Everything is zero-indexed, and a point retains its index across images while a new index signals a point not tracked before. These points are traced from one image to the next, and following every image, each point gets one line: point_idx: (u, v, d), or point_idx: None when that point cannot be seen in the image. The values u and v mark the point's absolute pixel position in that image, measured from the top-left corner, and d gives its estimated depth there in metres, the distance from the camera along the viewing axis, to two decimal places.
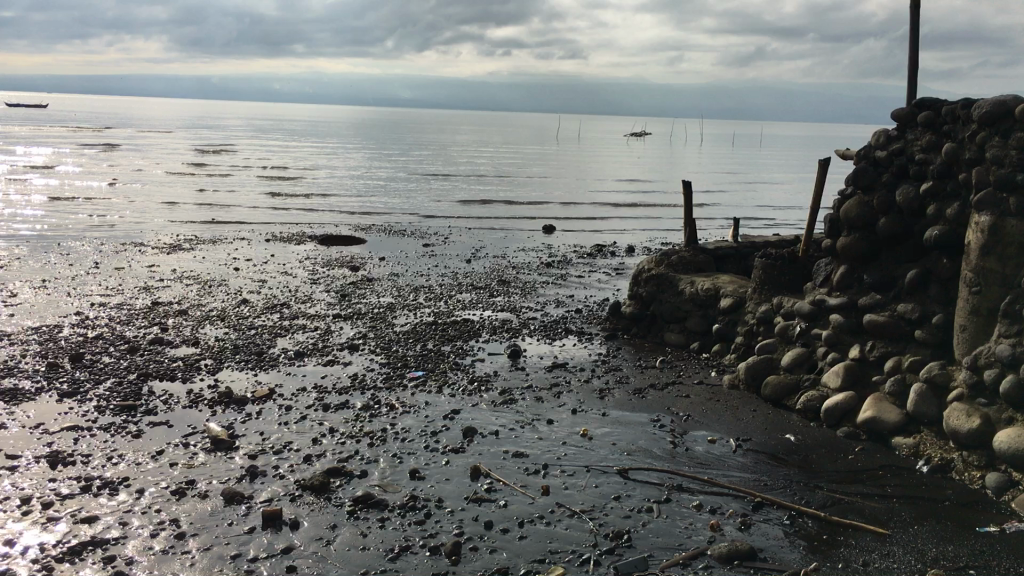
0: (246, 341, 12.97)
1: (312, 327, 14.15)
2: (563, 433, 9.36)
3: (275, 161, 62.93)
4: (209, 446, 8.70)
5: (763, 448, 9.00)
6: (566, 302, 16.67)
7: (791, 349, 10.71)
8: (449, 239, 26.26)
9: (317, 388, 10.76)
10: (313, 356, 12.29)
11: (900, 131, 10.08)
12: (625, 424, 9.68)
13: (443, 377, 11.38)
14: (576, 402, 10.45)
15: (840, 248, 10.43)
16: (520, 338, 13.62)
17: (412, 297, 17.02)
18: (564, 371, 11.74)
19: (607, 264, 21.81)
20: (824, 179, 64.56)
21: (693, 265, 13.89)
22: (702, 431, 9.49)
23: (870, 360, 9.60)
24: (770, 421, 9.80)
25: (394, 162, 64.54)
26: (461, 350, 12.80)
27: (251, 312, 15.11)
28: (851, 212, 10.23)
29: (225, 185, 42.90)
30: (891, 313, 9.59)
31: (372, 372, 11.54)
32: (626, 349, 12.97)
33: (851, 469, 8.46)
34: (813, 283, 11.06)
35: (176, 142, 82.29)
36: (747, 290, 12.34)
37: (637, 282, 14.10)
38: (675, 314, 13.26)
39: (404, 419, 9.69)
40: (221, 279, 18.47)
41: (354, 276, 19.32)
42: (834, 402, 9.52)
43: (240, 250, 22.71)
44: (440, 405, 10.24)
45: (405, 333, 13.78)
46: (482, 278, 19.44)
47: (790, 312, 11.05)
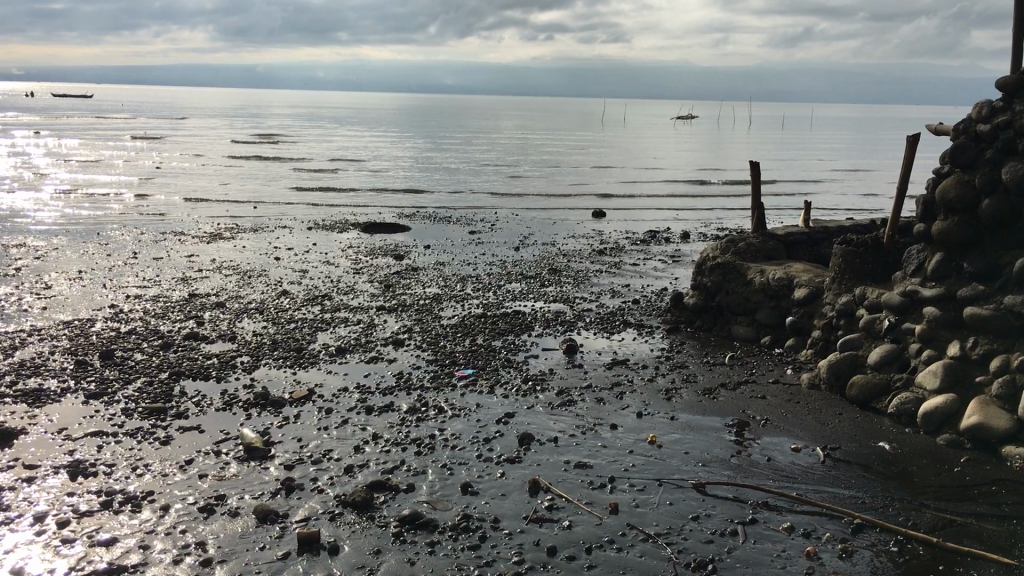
0: (285, 336, 12.29)
1: (354, 320, 13.40)
2: (629, 440, 8.47)
3: (319, 149, 62.58)
4: (243, 455, 7.99)
5: (855, 458, 8.04)
6: (622, 292, 15.73)
7: (880, 345, 9.70)
8: (497, 226, 25.43)
9: (360, 388, 10.00)
10: (355, 353, 11.54)
11: (1006, 102, 9.00)
12: (696, 430, 8.77)
13: (495, 376, 10.55)
14: (640, 404, 9.56)
15: (935, 233, 9.37)
16: (576, 332, 12.75)
17: (458, 287, 16.22)
18: (625, 369, 10.85)
19: (662, 251, 20.81)
20: (880, 161, 62.53)
21: (762, 253, 12.90)
22: (784, 438, 8.55)
23: (974, 358, 8.55)
24: (858, 426, 8.83)
25: (438, 149, 63.86)
26: (513, 345, 11.95)
27: (291, 304, 14.43)
28: (949, 192, 9.18)
29: (269, 173, 42.51)
30: (997, 306, 8.54)
31: (418, 370, 10.76)
32: (690, 345, 12.04)
33: (959, 483, 7.46)
34: (903, 272, 10.01)
35: (222, 131, 82.12)
36: (826, 279, 11.33)
37: (701, 271, 13.15)
38: (743, 305, 12.30)
39: (454, 424, 8.89)
40: (261, 269, 17.82)
41: (398, 265, 18.61)
42: (934, 405, 8.50)
43: (282, 239, 22.14)
44: (492, 407, 9.42)
45: (452, 327, 12.98)
46: (531, 266, 18.60)
47: (876, 304, 10.04)
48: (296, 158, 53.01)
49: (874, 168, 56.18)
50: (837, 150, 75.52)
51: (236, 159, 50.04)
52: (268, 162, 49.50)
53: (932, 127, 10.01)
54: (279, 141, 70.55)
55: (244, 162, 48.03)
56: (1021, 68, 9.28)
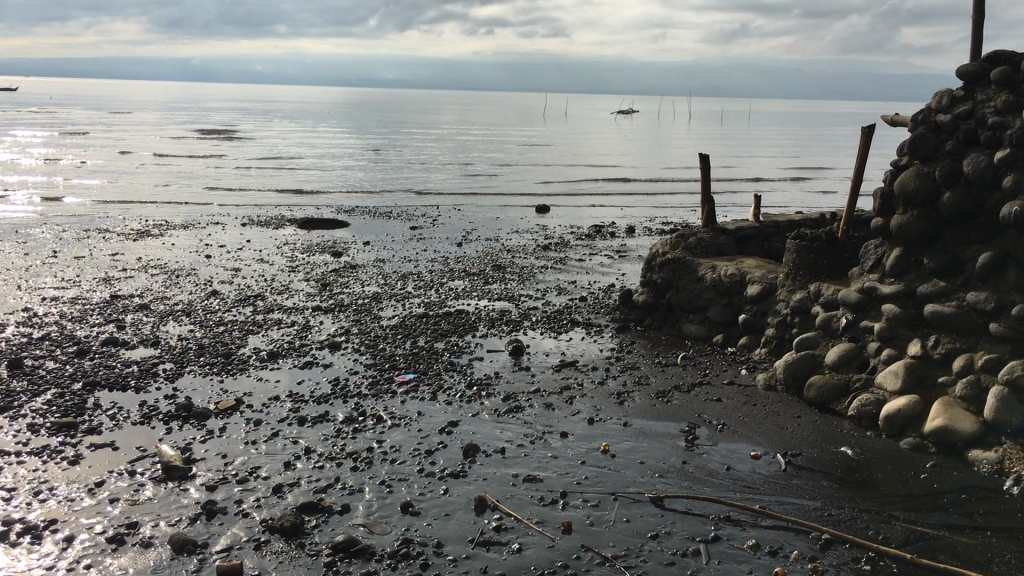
0: (212, 340, 11.53)
1: (288, 322, 12.68)
2: (580, 450, 7.96)
3: (257, 143, 61.08)
4: (160, 476, 7.31)
5: (816, 465, 7.65)
6: (568, 289, 15.24)
7: (837, 344, 9.34)
8: (438, 221, 24.80)
9: (293, 397, 9.33)
10: (289, 357, 10.85)
11: (966, 91, 8.68)
12: (650, 437, 8.30)
13: (437, 381, 9.97)
14: (591, 409, 9.06)
15: (894, 228, 9.02)
16: (522, 332, 12.22)
17: (398, 286, 15.57)
18: (574, 371, 10.35)
19: (607, 246, 20.42)
20: (818, 156, 63.15)
21: (713, 248, 12.50)
22: (742, 444, 8.13)
23: (936, 358, 8.21)
24: (818, 429, 8.45)
25: (380, 143, 62.85)
26: (456, 347, 11.37)
27: (220, 306, 13.64)
28: (908, 184, 8.85)
29: (204, 168, 41.27)
30: (960, 303, 8.21)
31: (356, 375, 10.12)
32: (641, 344, 11.59)
33: (927, 491, 7.09)
34: (859, 267, 9.66)
35: (158, 125, 79.96)
36: (779, 275, 10.97)
37: (651, 267, 12.72)
38: (694, 302, 11.90)
39: (393, 435, 8.29)
40: (190, 268, 16.97)
41: (335, 262, 17.90)
42: (895, 407, 8.15)
43: (214, 236, 21.23)
44: (435, 415, 8.83)
45: (392, 328, 12.35)
46: (474, 263, 18.05)
47: (833, 301, 9.68)
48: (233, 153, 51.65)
49: (812, 163, 56.73)
50: (776, 144, 76.27)
51: (169, 154, 48.56)
52: (204, 156, 48.14)
53: (888, 117, 9.66)
54: (216, 135, 68.82)
55: (179, 157, 46.64)
56: (981, 57, 8.97)
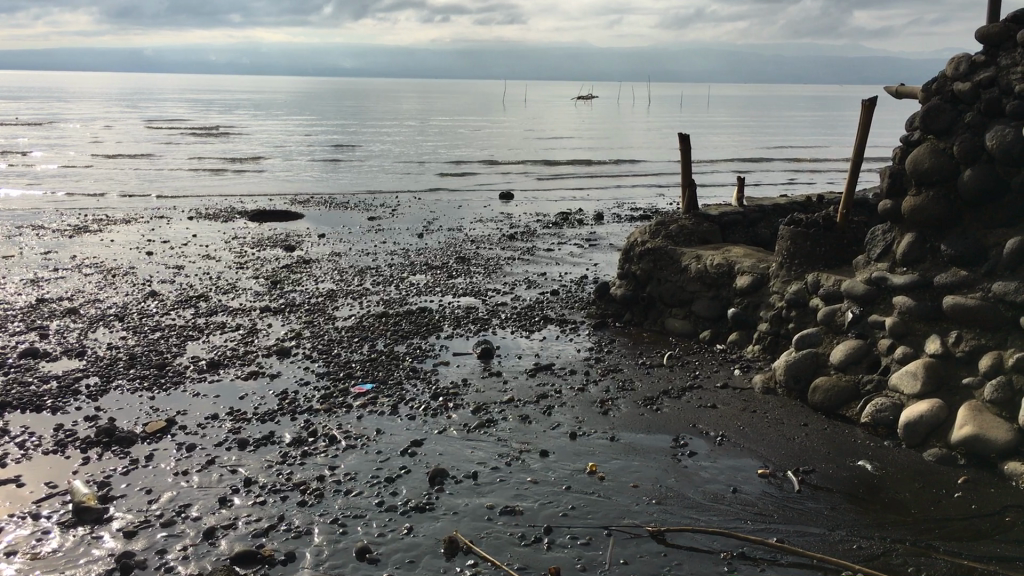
0: (145, 349, 10.34)
1: (233, 326, 11.51)
2: (563, 472, 6.94)
3: (213, 136, 59.27)
4: (71, 520, 6.18)
5: (833, 484, 6.70)
6: (538, 282, 14.22)
7: (843, 342, 8.39)
8: (397, 211, 23.69)
9: (234, 415, 8.20)
10: (231, 367, 9.69)
11: (986, 55, 7.72)
12: (641, 453, 7.31)
13: (398, 391, 8.89)
14: (573, 422, 8.04)
15: (905, 211, 8.08)
16: (490, 332, 11.17)
17: (355, 282, 14.43)
18: (550, 376, 9.34)
19: (576, 234, 19.45)
20: (780, 140, 62.76)
21: (696, 235, 11.51)
22: (746, 459, 7.15)
23: (960, 357, 7.30)
24: (830, 439, 7.51)
25: (338, 134, 61.37)
26: (419, 351, 10.29)
27: (158, 309, 12.42)
28: (921, 161, 7.91)
29: (154, 162, 39.71)
30: (985, 294, 7.29)
31: (306, 387, 9.01)
32: (621, 343, 10.60)
33: (964, 513, 6.17)
34: (865, 256, 8.72)
35: (109, 118, 77.52)
36: (771, 265, 10.03)
37: (629, 258, 11.74)
38: (678, 295, 10.93)
39: (347, 459, 7.21)
40: (129, 266, 15.69)
41: (287, 257, 16.71)
42: (917, 414, 7.22)
43: (157, 231, 19.89)
44: (396, 434, 7.75)
45: (347, 330, 11.23)
46: (436, 255, 16.96)
47: (835, 294, 8.74)
48: (185, 146, 49.95)
49: (774, 146, 56.29)
50: (738, 128, 75.83)
51: (115, 148, 46.69)
52: (155, 151, 46.40)
53: (893, 89, 8.72)
54: (168, 128, 66.82)
55: (129, 152, 44.87)
56: (999, 19, 8.04)
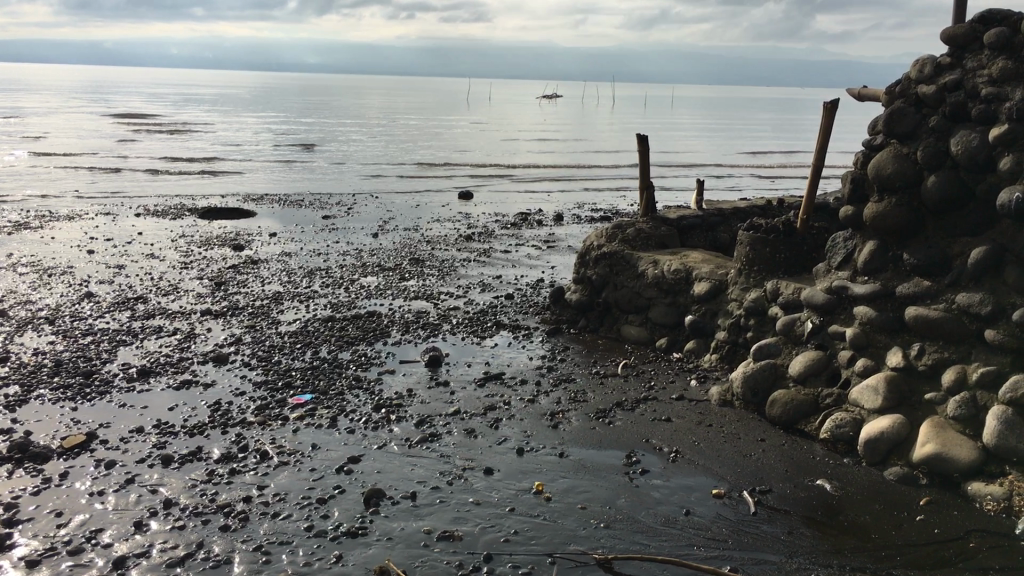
0: (73, 355, 9.78)
1: (169, 330, 10.97)
2: (508, 492, 6.54)
3: (169, 131, 58.11)
4: None
5: (791, 505, 6.37)
6: (493, 285, 13.81)
7: (802, 353, 8.07)
8: (353, 209, 23.18)
9: (160, 429, 7.69)
10: (163, 375, 9.17)
11: (952, 58, 7.45)
12: (591, 471, 6.93)
13: (339, 402, 8.43)
14: (521, 436, 7.64)
15: (867, 218, 7.78)
16: (439, 338, 10.73)
17: (303, 283, 13.93)
18: (500, 386, 8.94)
19: (535, 235, 19.08)
20: (743, 143, 62.89)
21: (653, 239, 11.18)
22: (700, 477, 6.80)
23: (921, 371, 7.02)
24: (788, 456, 7.19)
25: (298, 132, 60.50)
26: (364, 358, 9.83)
27: (92, 311, 11.83)
28: (884, 167, 7.62)
29: (106, 158, 38.75)
30: (949, 306, 7.01)
31: (242, 398, 8.52)
32: (575, 351, 10.24)
33: (926, 538, 5.87)
34: (825, 264, 8.42)
35: (63, 112, 75.81)
36: (729, 272, 9.71)
37: (584, 262, 11.37)
38: (634, 301, 10.59)
39: (277, 477, 6.75)
40: (66, 265, 15.04)
41: (234, 257, 16.14)
42: (877, 430, 6.91)
43: (101, 228, 19.17)
44: (333, 449, 7.30)
45: (291, 335, 10.73)
46: (390, 256, 16.50)
47: (795, 303, 8.43)
48: (141, 142, 48.85)
49: (737, 148, 56.38)
50: (701, 130, 76.01)
51: (67, 143, 45.50)
52: (109, 146, 45.31)
53: (855, 91, 8.44)
54: (124, 123, 65.51)
55: (81, 147, 43.75)
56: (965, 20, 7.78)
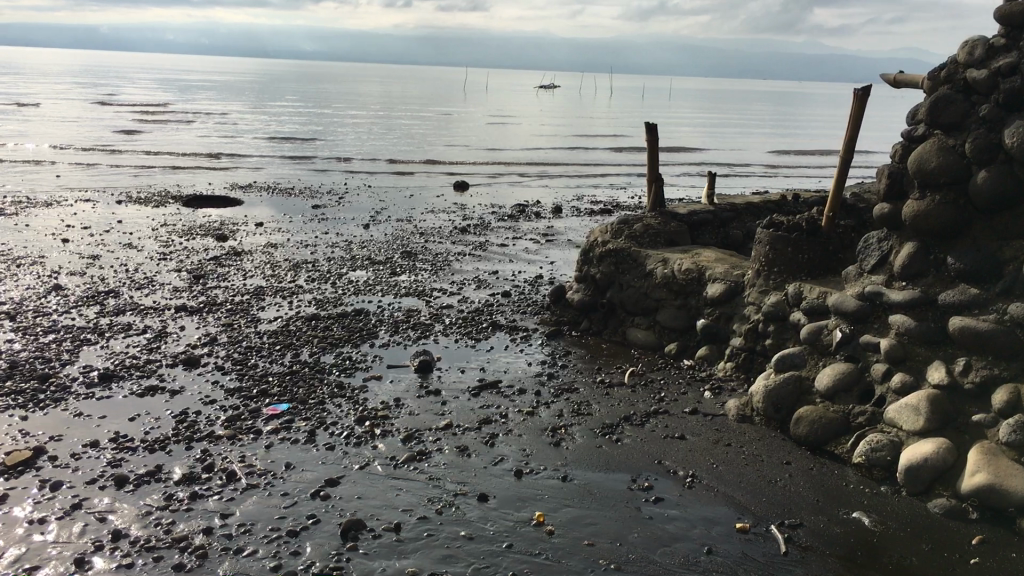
0: (31, 356, 8.97)
1: (139, 328, 10.17)
2: (504, 524, 5.77)
3: (160, 117, 57.06)
4: None
5: (826, 544, 5.60)
6: (489, 281, 13.04)
7: (831, 365, 7.29)
8: (344, 199, 22.35)
9: (117, 444, 6.90)
10: (127, 380, 8.38)
11: (1005, 37, 6.65)
12: (598, 499, 6.16)
13: (318, 413, 7.65)
14: (519, 456, 6.87)
15: (906, 217, 7.01)
16: (430, 340, 9.95)
17: (287, 277, 13.14)
18: (496, 397, 8.16)
19: (532, 229, 18.29)
20: (743, 135, 61.98)
21: (662, 236, 10.40)
22: (721, 509, 6.04)
23: (968, 390, 6.25)
24: (818, 483, 6.42)
25: (292, 120, 59.58)
26: (349, 362, 9.05)
27: (58, 306, 11.03)
28: (926, 160, 6.85)
29: (95, 144, 37.84)
30: (1000, 317, 6.23)
31: (212, 407, 7.74)
32: (577, 356, 9.47)
33: None
34: (856, 266, 7.65)
35: (52, 96, 74.72)
36: (745, 273, 8.96)
37: (588, 260, 10.60)
38: (641, 303, 9.83)
39: (244, 504, 5.96)
40: (38, 255, 14.24)
41: (217, 249, 15.33)
42: (920, 455, 6.12)
43: (80, 215, 18.33)
44: (309, 469, 6.52)
45: (270, 335, 9.95)
46: (381, 248, 15.72)
47: (821, 309, 7.67)
48: (132, 127, 47.90)
49: (737, 141, 55.52)
50: (700, 122, 75.20)
51: (54, 128, 44.49)
52: (98, 131, 44.38)
53: (890, 77, 7.68)
54: (116, 108, 64.47)
55: (69, 132, 42.82)
56: None
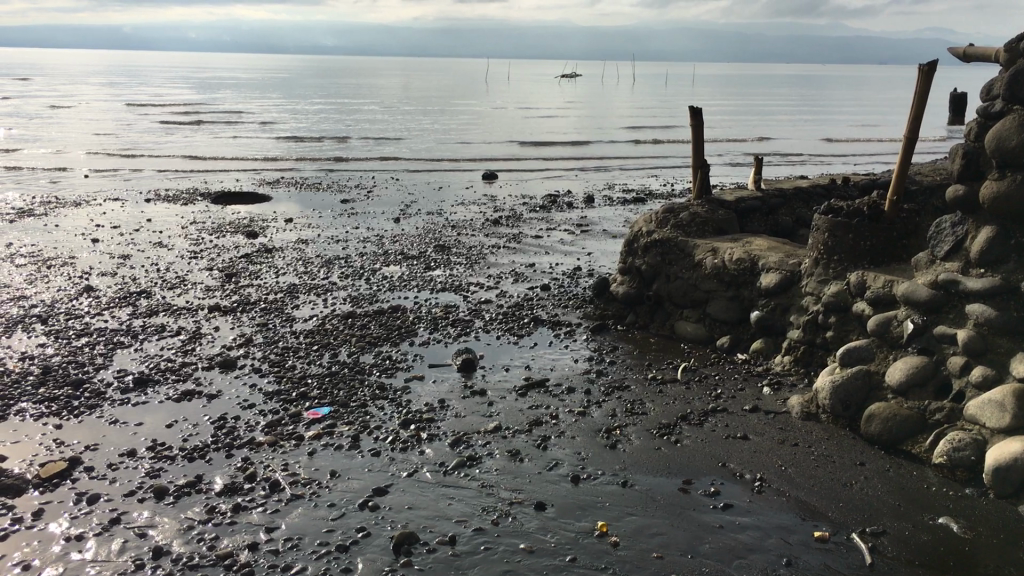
0: (64, 361, 8.72)
1: (173, 330, 9.90)
2: (566, 535, 5.42)
3: (186, 116, 57.14)
4: None
5: (912, 554, 5.21)
6: (526, 274, 12.67)
7: (903, 358, 6.85)
8: (373, 193, 22.07)
9: (155, 453, 6.62)
10: (163, 385, 8.11)
11: None
12: (662, 507, 5.78)
13: (360, 417, 7.33)
14: (575, 460, 6.51)
15: (983, 199, 6.59)
16: (471, 338, 9.60)
17: (320, 274, 12.84)
18: (543, 397, 7.80)
19: (566, 219, 17.91)
20: (771, 119, 61.07)
21: (710, 224, 9.99)
22: (796, 517, 5.64)
23: None
24: (897, 486, 6.01)
25: (315, 115, 59.44)
26: (389, 362, 8.73)
27: (90, 308, 10.79)
28: (1005, 137, 6.42)
29: (122, 144, 37.77)
30: None
31: (251, 412, 7.44)
32: (624, 351, 9.09)
33: None
34: (927, 253, 7.22)
35: (78, 96, 75.07)
36: (801, 262, 8.54)
37: (632, 251, 10.22)
38: (690, 294, 9.43)
39: (290, 517, 5.65)
40: (68, 255, 14.05)
41: (248, 246, 15.07)
42: (1009, 455, 5.66)
43: (109, 215, 18.16)
44: (355, 478, 6.20)
45: (306, 335, 9.64)
46: (413, 242, 15.41)
47: (888, 299, 7.24)
48: (158, 127, 47.89)
49: (766, 126, 54.61)
50: (726, 108, 74.31)
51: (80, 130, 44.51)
52: (124, 131, 44.35)
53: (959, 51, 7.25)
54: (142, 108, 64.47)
55: (95, 132, 42.81)
56: None
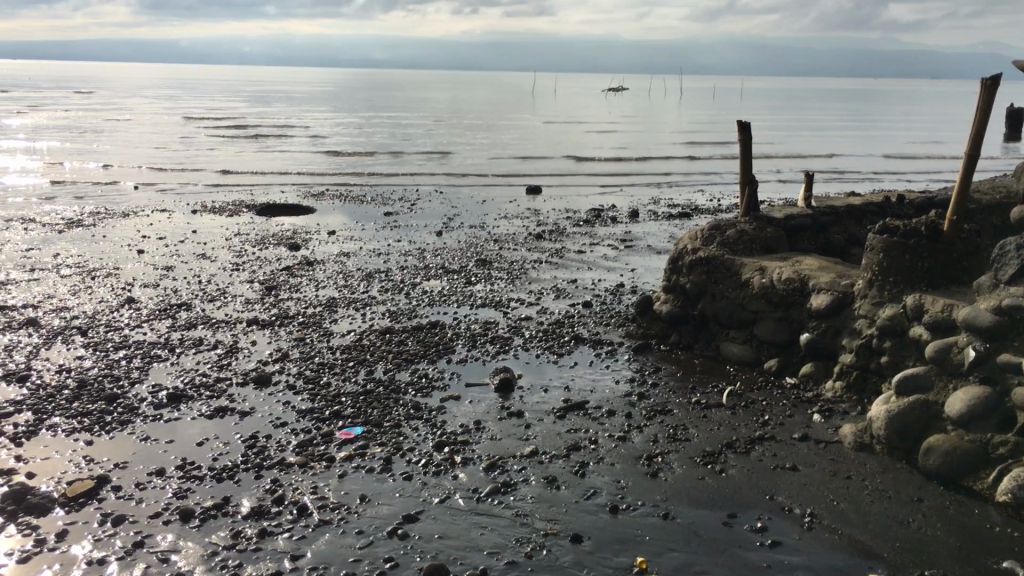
0: (100, 374, 8.66)
1: (210, 343, 9.82)
2: (603, 571, 5.15)
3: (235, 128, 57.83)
4: None
5: None
6: (568, 291, 12.42)
7: (964, 386, 6.48)
8: (416, 206, 21.98)
9: (184, 472, 6.48)
10: (197, 400, 8.00)
11: None
12: (705, 542, 5.49)
13: (393, 437, 7.14)
14: (613, 489, 6.24)
15: None
16: (509, 356, 9.37)
17: (360, 288, 12.72)
18: (582, 420, 7.54)
19: (610, 234, 17.63)
20: (822, 134, 60.06)
21: (758, 242, 9.67)
22: (848, 557, 5.32)
23: None
24: (958, 525, 5.65)
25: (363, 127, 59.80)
26: (425, 380, 8.54)
27: (130, 320, 10.76)
28: None
29: (172, 156, 38.25)
30: None
31: (283, 430, 7.28)
32: (668, 372, 8.80)
33: None
34: (989, 276, 6.84)
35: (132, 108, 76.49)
36: (854, 283, 8.19)
37: (676, 269, 9.92)
38: (737, 315, 9.11)
39: (316, 544, 5.46)
40: (112, 267, 14.10)
41: (289, 258, 15.02)
42: None
43: (155, 226, 18.29)
44: (386, 503, 6.00)
45: (343, 350, 9.50)
46: (454, 256, 15.24)
47: (948, 325, 6.87)
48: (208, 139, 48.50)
49: (817, 140, 53.70)
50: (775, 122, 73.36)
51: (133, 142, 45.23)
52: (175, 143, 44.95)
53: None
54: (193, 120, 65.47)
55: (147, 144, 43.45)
56: None
